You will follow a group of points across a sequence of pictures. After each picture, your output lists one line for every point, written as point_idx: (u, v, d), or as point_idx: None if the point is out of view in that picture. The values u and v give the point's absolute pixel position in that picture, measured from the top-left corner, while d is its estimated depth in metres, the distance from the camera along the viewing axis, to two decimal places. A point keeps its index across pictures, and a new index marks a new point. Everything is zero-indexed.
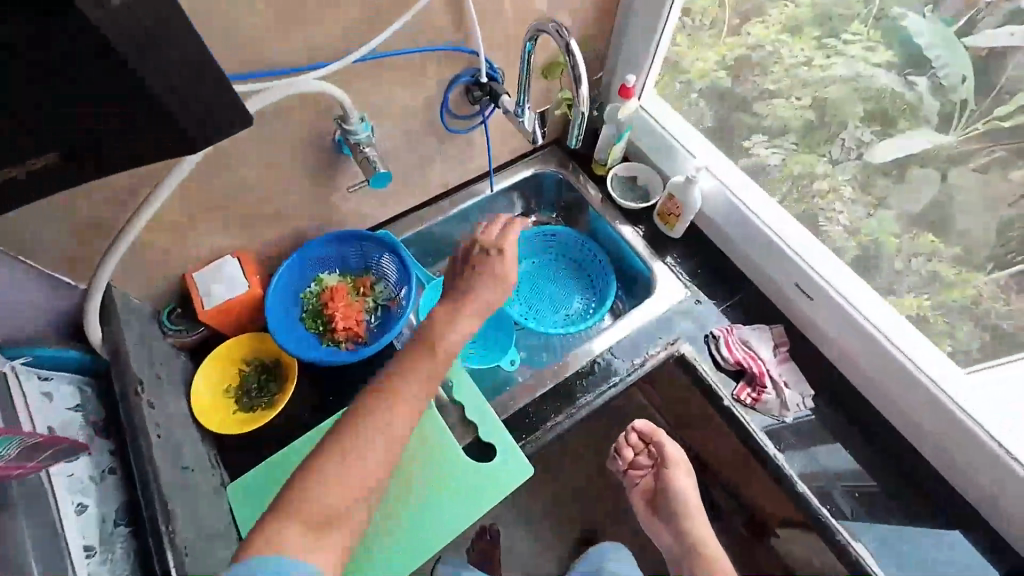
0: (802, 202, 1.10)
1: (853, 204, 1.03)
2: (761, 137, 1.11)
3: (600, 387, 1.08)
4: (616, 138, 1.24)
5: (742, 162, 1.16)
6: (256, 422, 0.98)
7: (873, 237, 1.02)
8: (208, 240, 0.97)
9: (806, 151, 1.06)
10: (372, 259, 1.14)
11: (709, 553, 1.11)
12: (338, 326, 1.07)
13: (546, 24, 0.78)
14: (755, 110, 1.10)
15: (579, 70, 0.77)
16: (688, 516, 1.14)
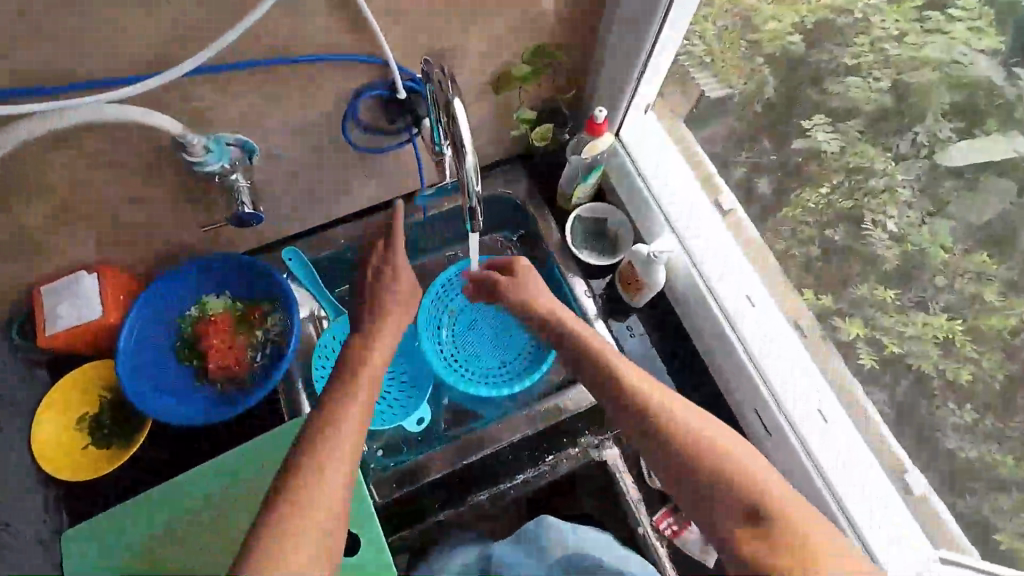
0: (852, 195, 0.83)
1: (909, 208, 0.78)
2: (821, 115, 0.82)
3: (497, 484, 0.92)
4: (584, 176, 0.99)
5: (798, 143, 0.86)
6: (100, 467, 0.86)
7: (926, 249, 0.78)
8: (54, 252, 0.81)
9: (870, 140, 0.79)
10: (265, 286, 0.96)
11: (724, 470, 0.58)
12: (211, 363, 0.93)
13: (429, 70, 0.60)
14: (828, 83, 0.80)
15: (463, 145, 0.57)
16: (678, 421, 0.64)
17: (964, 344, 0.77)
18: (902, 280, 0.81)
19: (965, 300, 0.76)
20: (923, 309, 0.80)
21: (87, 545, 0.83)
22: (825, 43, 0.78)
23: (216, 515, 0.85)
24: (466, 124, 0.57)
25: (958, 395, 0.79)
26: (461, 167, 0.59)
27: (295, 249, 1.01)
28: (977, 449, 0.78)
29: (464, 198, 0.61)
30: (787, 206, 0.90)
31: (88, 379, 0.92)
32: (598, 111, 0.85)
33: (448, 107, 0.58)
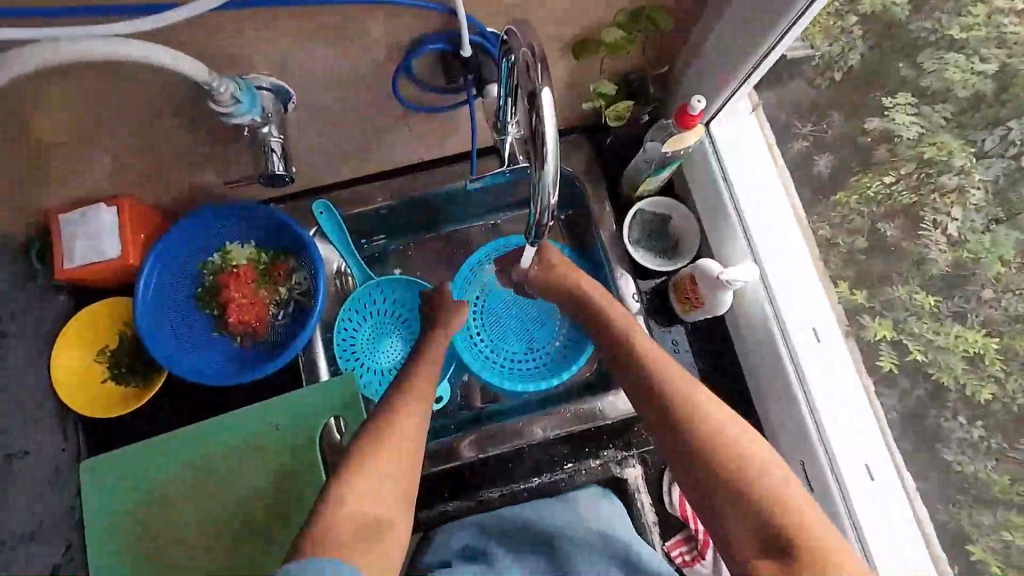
0: (918, 189, 0.73)
1: (976, 213, 0.69)
2: (906, 93, 0.72)
3: (508, 482, 0.89)
4: (657, 169, 0.86)
5: (871, 123, 0.76)
6: (116, 407, 0.85)
7: (982, 260, 0.69)
8: (69, 174, 0.75)
9: (955, 131, 0.70)
10: (292, 242, 0.90)
11: (753, 488, 0.57)
12: (231, 317, 0.89)
13: (514, 40, 0.47)
14: (924, 58, 0.70)
15: (545, 150, 0.45)
16: (711, 428, 0.62)
17: (993, 363, 0.69)
18: (946, 288, 0.72)
19: (1008, 318, 0.68)
20: (959, 321, 0.71)
21: (105, 478, 0.84)
22: (937, 9, 0.68)
23: (230, 468, 0.85)
24: (555, 130, 0.44)
25: (972, 410, 0.71)
26: (539, 178, 0.47)
27: (326, 203, 0.93)
28: (976, 464, 0.71)
29: (535, 211, 0.49)
30: (842, 191, 0.81)
31: (113, 314, 0.90)
32: (696, 101, 0.70)
33: (535, 95, 0.44)
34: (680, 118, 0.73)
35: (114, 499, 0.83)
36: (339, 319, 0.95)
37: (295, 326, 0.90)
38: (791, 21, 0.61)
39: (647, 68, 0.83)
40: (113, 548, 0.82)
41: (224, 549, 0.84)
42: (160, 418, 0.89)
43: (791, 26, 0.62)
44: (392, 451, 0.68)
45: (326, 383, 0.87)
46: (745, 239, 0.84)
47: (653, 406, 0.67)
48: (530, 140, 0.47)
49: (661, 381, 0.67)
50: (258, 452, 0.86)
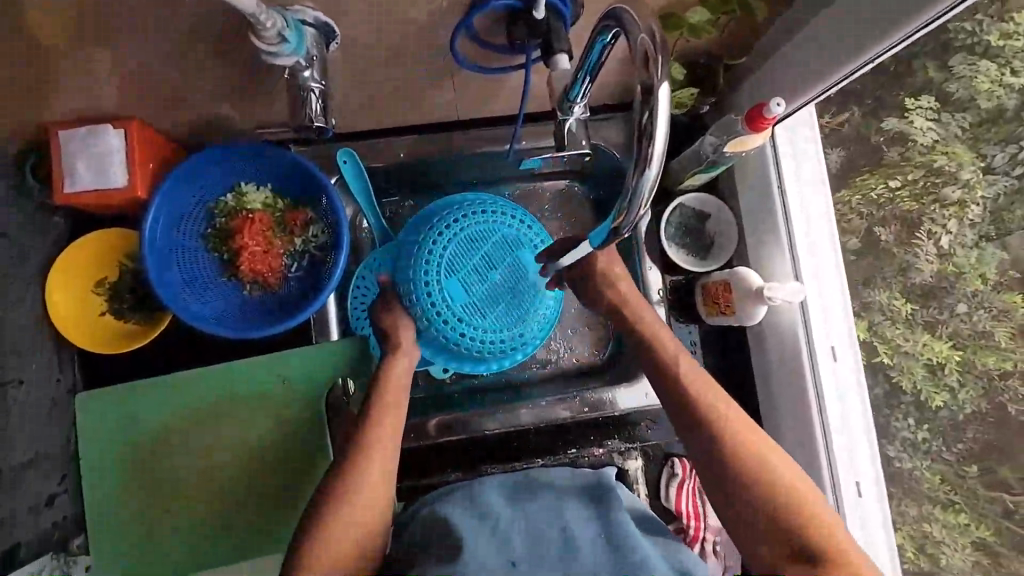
0: (919, 198, 0.72)
1: (969, 228, 0.69)
2: (930, 97, 0.69)
3: (511, 457, 0.91)
4: (707, 170, 0.82)
5: (888, 122, 0.73)
6: (114, 346, 0.81)
7: (964, 275, 0.70)
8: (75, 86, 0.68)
9: (968, 142, 0.67)
10: (312, 191, 0.84)
11: (799, 520, 0.59)
12: (242, 263, 0.83)
13: (631, 23, 0.42)
14: (955, 62, 0.65)
15: (650, 156, 0.42)
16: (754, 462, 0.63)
17: (953, 371, 0.71)
18: (925, 297, 0.73)
19: (974, 333, 0.69)
20: (928, 330, 0.73)
21: (103, 412, 0.82)
22: (981, 10, 0.60)
23: (233, 414, 0.84)
24: (665, 137, 0.41)
25: (921, 414, 0.75)
26: (634, 184, 0.44)
27: (350, 151, 0.84)
28: (914, 461, 0.76)
29: (619, 217, 0.46)
30: (846, 189, 0.80)
31: (110, 246, 0.84)
32: (776, 103, 0.65)
33: (650, 91, 0.40)
34: (752, 119, 0.68)
35: (107, 426, 0.82)
36: (355, 281, 0.89)
37: (311, 282, 0.86)
38: (907, 33, 0.55)
39: (717, 55, 0.77)
40: (106, 482, 0.82)
41: (220, 494, 0.83)
42: (163, 357, 0.86)
43: (900, 42, 0.57)
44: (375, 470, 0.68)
45: (335, 343, 0.85)
46: (791, 257, 0.81)
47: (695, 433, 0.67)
48: (632, 141, 0.43)
49: (710, 412, 0.67)
50: (262, 401, 0.85)
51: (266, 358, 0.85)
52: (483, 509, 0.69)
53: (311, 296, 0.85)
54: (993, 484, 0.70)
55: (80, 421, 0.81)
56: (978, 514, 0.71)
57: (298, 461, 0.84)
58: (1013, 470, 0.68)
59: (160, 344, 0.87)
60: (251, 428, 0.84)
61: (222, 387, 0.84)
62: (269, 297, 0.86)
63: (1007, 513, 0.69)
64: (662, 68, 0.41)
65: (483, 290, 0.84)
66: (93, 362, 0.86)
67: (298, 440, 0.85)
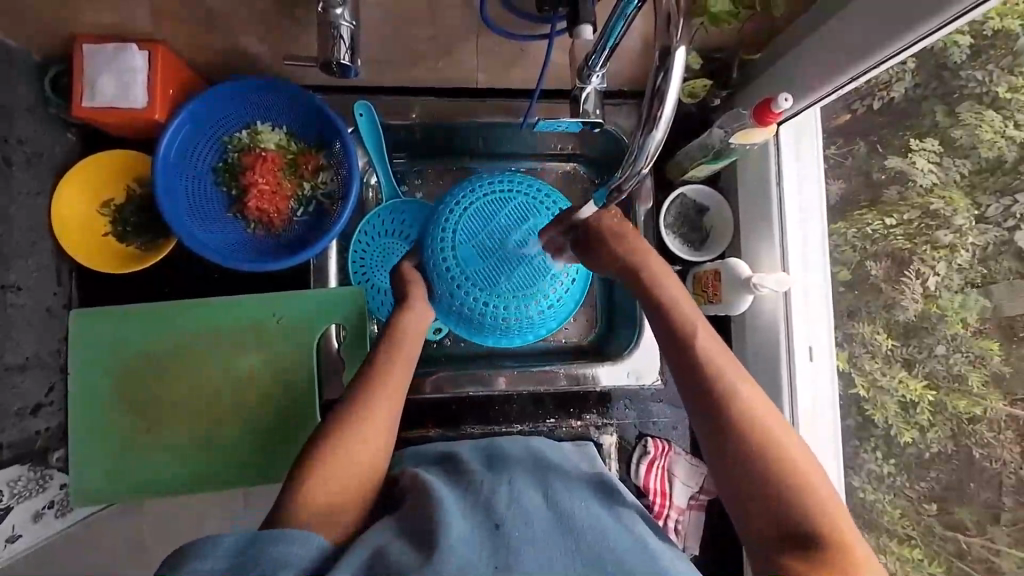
0: (913, 238, 0.74)
1: (956, 272, 0.71)
2: (934, 141, 0.72)
3: (492, 421, 0.93)
4: (711, 162, 0.85)
5: (890, 161, 0.76)
6: (112, 265, 0.82)
7: (947, 317, 0.72)
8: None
9: (964, 189, 0.70)
10: (327, 138, 0.86)
11: (813, 522, 0.53)
12: (251, 200, 0.85)
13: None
14: (962, 109, 0.69)
15: (658, 119, 0.44)
16: (775, 447, 0.57)
17: (924, 411, 0.75)
18: (906, 334, 0.76)
19: (949, 374, 0.72)
20: (906, 368, 0.76)
21: (96, 330, 0.83)
22: (992, 61, 0.65)
23: (224, 348, 0.85)
24: (675, 102, 0.43)
25: (891, 448, 0.78)
26: (640, 145, 0.47)
27: (367, 104, 0.85)
28: (877, 493, 0.80)
29: (621, 175, 0.48)
30: (842, 221, 0.82)
31: (120, 167, 0.84)
32: (783, 98, 0.68)
33: (667, 54, 0.42)
34: (760, 112, 0.71)
35: (99, 344, 0.83)
36: (359, 232, 0.92)
37: (315, 227, 0.87)
38: (907, 42, 0.59)
39: (734, 51, 0.81)
40: (92, 398, 0.83)
41: (204, 422, 0.85)
42: (162, 284, 0.88)
43: (905, 48, 0.60)
44: (384, 422, 0.66)
45: (331, 291, 0.87)
46: (780, 253, 0.84)
47: (709, 417, 0.60)
48: (644, 101, 0.45)
49: (732, 399, 0.59)
50: (259, 339, 0.86)
51: (260, 298, 0.86)
52: (467, 484, 0.66)
53: (314, 241, 0.87)
54: (950, 523, 0.73)
55: (73, 335, 0.82)
56: (932, 550, 0.75)
57: (284, 400, 0.86)
58: (969, 511, 0.72)
59: (160, 270, 0.88)
60: (239, 363, 0.86)
61: (215, 320, 0.85)
62: (273, 237, 0.87)
63: (959, 553, 0.72)
64: (680, 33, 0.43)
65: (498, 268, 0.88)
66: (92, 280, 0.87)
67: (285, 380, 0.86)
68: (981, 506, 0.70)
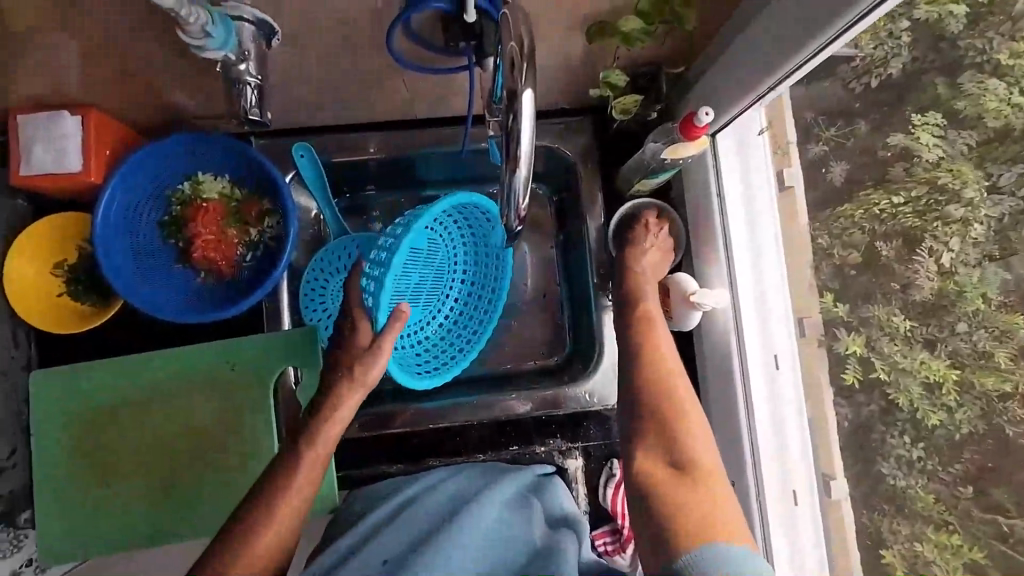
0: (923, 215, 0.64)
1: (973, 247, 0.61)
2: (937, 113, 0.62)
3: (456, 452, 0.92)
4: (654, 176, 0.83)
5: (893, 138, 0.66)
6: (65, 326, 0.84)
7: (966, 294, 0.62)
8: None
9: (975, 159, 0.59)
10: (267, 183, 0.86)
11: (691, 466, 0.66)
12: (196, 250, 0.86)
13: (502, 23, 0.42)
14: (964, 79, 0.59)
15: (517, 157, 0.43)
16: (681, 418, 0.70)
17: (950, 391, 0.63)
18: (925, 314, 0.65)
19: (976, 352, 0.61)
20: (927, 348, 0.65)
21: (55, 390, 0.85)
22: (991, 29, 0.57)
23: (180, 398, 0.86)
24: (530, 138, 0.42)
25: (916, 432, 0.66)
26: (509, 184, 0.45)
27: (307, 145, 0.87)
28: (909, 479, 0.67)
29: (503, 213, 0.48)
30: (850, 203, 0.72)
31: (71, 228, 0.86)
32: (704, 113, 0.67)
33: (514, 97, 0.42)
34: (685, 127, 0.70)
35: (60, 403, 0.85)
36: (310, 274, 0.92)
37: (261, 272, 0.88)
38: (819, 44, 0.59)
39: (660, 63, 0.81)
40: (56, 458, 0.84)
41: (171, 477, 0.85)
42: (119, 338, 0.89)
43: (812, 53, 0.60)
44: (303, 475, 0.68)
45: (284, 333, 0.87)
46: (725, 260, 0.84)
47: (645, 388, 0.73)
48: (503, 142, 0.44)
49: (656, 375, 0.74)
50: (214, 387, 0.86)
51: (215, 346, 0.87)
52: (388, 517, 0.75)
53: (261, 286, 0.87)
54: (989, 506, 0.61)
55: (34, 397, 0.84)
56: (971, 535, 0.62)
57: (242, 448, 0.86)
58: (1009, 492, 0.60)
59: (119, 325, 0.90)
60: (197, 413, 0.86)
61: (170, 372, 0.86)
62: (223, 284, 0.88)
63: (1002, 537, 0.60)
64: (527, 74, 0.42)
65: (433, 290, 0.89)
66: (51, 340, 0.89)
67: (243, 427, 0.87)
68: (1020, 487, 0.59)
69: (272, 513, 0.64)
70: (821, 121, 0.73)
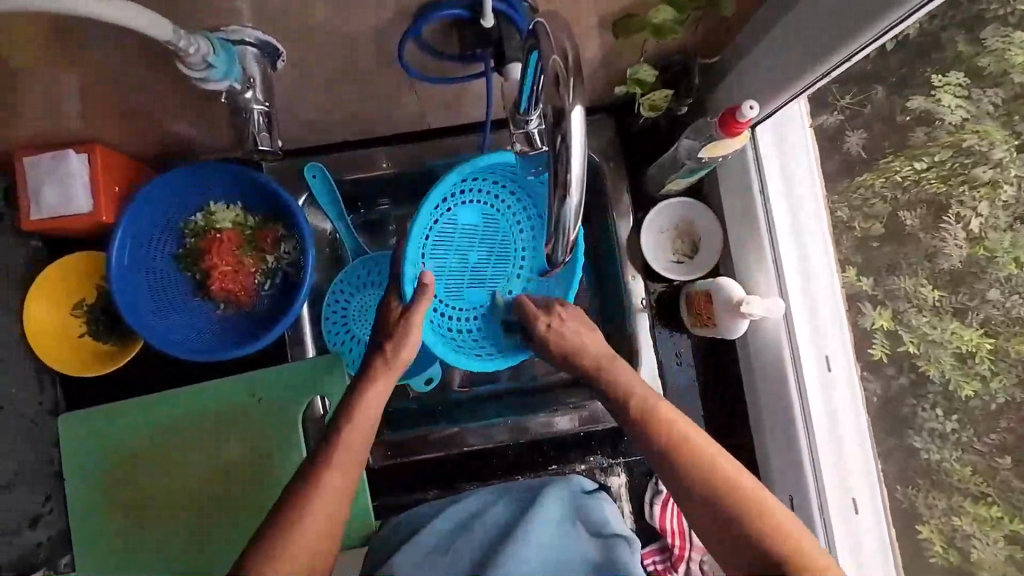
0: (946, 180, 0.63)
1: (1003, 210, 0.60)
2: (959, 72, 0.60)
3: (493, 474, 0.89)
4: (689, 175, 0.77)
5: (913, 100, 0.64)
6: (88, 367, 0.82)
7: (998, 259, 0.61)
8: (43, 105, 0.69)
9: (1002, 119, 0.58)
10: (281, 208, 0.83)
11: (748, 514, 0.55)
12: (214, 282, 0.83)
13: (541, 36, 0.37)
14: (987, 34, 0.56)
15: (568, 183, 0.38)
16: (709, 464, 0.60)
17: (983, 360, 0.63)
18: (954, 283, 0.64)
19: (1008, 318, 0.61)
20: (957, 317, 0.65)
21: (83, 433, 0.83)
22: None
23: (208, 434, 0.84)
24: (584, 162, 0.37)
25: (950, 405, 0.67)
26: (557, 215, 0.40)
27: (319, 166, 0.83)
28: (943, 452, 0.68)
29: (549, 247, 0.42)
30: (869, 173, 0.71)
31: (87, 267, 0.85)
32: (749, 107, 0.61)
33: (562, 114, 0.36)
34: (725, 123, 0.64)
35: (89, 446, 0.83)
36: (331, 296, 0.88)
37: (282, 300, 0.85)
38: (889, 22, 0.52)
39: (692, 54, 0.73)
40: (87, 503, 0.83)
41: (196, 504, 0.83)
42: (144, 375, 0.87)
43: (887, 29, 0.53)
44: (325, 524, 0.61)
45: (310, 361, 0.84)
46: (772, 264, 0.77)
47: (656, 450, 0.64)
48: (548, 168, 0.39)
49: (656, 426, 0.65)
50: (241, 421, 0.84)
51: (241, 378, 0.84)
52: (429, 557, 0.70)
53: (282, 315, 0.84)
54: None
55: (62, 440, 0.82)
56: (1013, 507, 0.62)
57: (274, 482, 0.84)
58: None
59: (142, 361, 0.88)
60: (226, 447, 0.84)
61: (197, 408, 0.84)
62: (244, 314, 0.85)
63: None
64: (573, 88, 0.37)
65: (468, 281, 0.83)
66: (76, 380, 0.87)
67: (273, 460, 0.84)
68: None
69: (277, 538, 0.59)
70: (834, 89, 0.69)
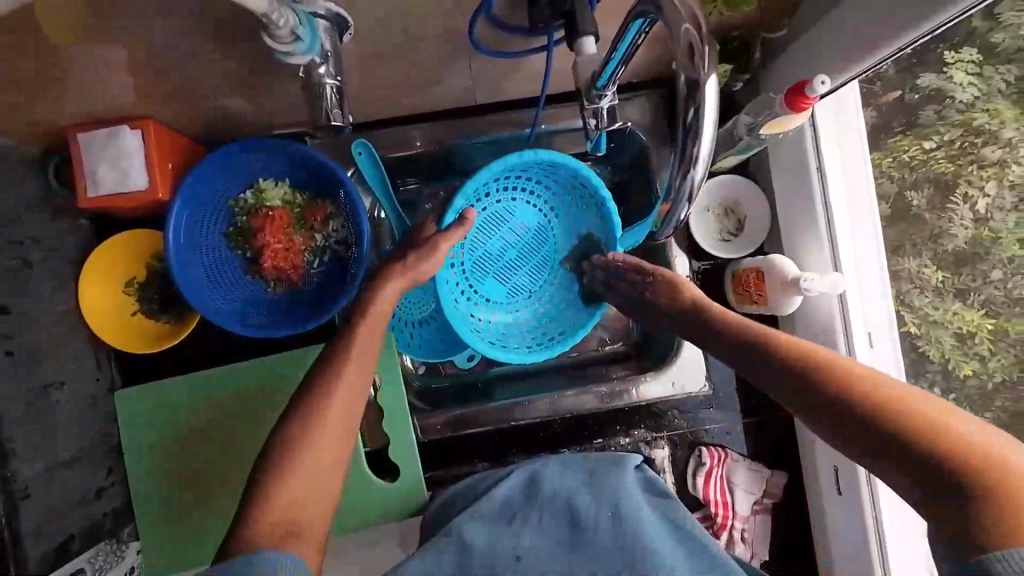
0: (956, 159, 0.68)
1: (1009, 191, 0.65)
2: (971, 50, 0.62)
3: (539, 447, 0.91)
4: (741, 151, 0.78)
5: (924, 78, 0.68)
6: (142, 345, 0.83)
7: (1002, 239, 0.66)
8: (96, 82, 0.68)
9: (1013, 98, 0.63)
10: (331, 186, 0.83)
11: (898, 422, 0.48)
12: (265, 260, 0.84)
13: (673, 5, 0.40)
14: (1002, 10, 0.58)
15: (695, 158, 0.41)
16: (843, 374, 0.54)
17: (983, 341, 0.70)
18: (957, 263, 0.71)
19: (1008, 299, 0.67)
20: (960, 297, 0.71)
21: (139, 409, 0.84)
22: None
23: (262, 410, 0.85)
24: (711, 137, 0.41)
25: (946, 382, 0.72)
26: (680, 187, 0.43)
27: (366, 142, 0.80)
28: None
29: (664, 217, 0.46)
30: (877, 151, 0.76)
31: (137, 246, 0.85)
32: (821, 81, 0.60)
33: (697, 87, 0.40)
34: (792, 98, 0.63)
35: (147, 422, 0.84)
36: (379, 268, 0.88)
37: (333, 279, 0.85)
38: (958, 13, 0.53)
39: (755, 29, 0.74)
40: (147, 477, 0.84)
41: (232, 487, 0.84)
42: (195, 353, 0.89)
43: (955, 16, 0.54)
44: None
45: None
46: (829, 244, 0.77)
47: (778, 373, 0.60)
48: (676, 138, 0.42)
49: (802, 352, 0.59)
50: (293, 397, 0.85)
51: (292, 354, 0.85)
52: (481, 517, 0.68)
53: (333, 293, 0.85)
54: None
55: (120, 417, 0.84)
56: None
57: None
58: None
59: (192, 340, 0.89)
60: (279, 424, 0.85)
61: (251, 383, 0.85)
62: (294, 292, 0.86)
63: None
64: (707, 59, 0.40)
65: (510, 274, 0.84)
66: (127, 359, 0.88)
67: None
68: None
69: None
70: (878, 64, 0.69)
